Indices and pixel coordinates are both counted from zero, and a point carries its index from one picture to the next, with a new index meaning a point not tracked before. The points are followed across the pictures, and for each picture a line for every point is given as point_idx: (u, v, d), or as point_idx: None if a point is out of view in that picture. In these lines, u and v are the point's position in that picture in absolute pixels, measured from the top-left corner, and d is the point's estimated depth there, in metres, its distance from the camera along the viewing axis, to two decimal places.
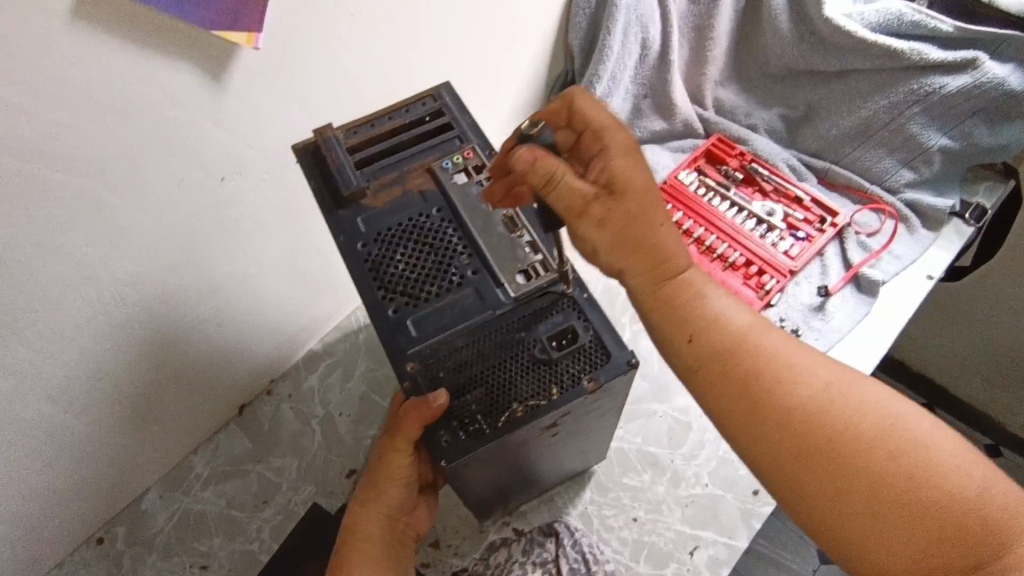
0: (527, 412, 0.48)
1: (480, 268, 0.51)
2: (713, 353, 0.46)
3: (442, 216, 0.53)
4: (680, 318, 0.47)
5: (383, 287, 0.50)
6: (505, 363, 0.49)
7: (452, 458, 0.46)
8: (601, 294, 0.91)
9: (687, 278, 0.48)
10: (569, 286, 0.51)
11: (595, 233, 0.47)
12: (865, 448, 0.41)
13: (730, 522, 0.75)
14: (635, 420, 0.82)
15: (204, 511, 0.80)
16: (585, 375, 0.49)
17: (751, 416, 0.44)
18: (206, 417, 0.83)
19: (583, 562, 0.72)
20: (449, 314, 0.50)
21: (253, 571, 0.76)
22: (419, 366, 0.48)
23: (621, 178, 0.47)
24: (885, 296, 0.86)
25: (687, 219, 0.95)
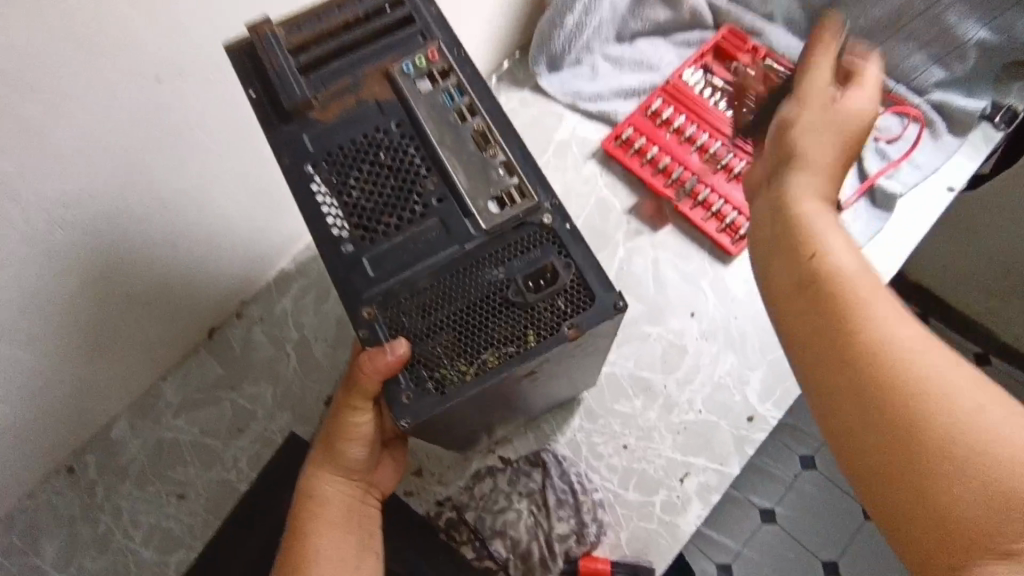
0: (500, 362, 0.43)
1: (446, 196, 0.45)
2: (828, 284, 0.38)
3: (403, 134, 0.46)
4: (789, 233, 0.41)
5: (335, 219, 0.44)
6: (475, 306, 0.44)
7: (414, 414, 0.42)
8: (594, 207, 0.84)
9: (820, 208, 0.42)
10: (549, 219, 0.44)
11: (818, 134, 0.45)
12: (993, 442, 0.31)
13: (722, 448, 0.72)
14: (628, 344, 0.77)
15: (178, 439, 0.77)
16: (566, 321, 0.43)
17: (848, 355, 0.35)
18: (173, 342, 0.78)
19: (572, 492, 0.69)
20: (412, 247, 0.44)
21: (232, 500, 0.74)
22: (378, 311, 0.44)
23: (868, 112, 0.46)
24: (902, 210, 0.80)
25: (690, 125, 0.85)
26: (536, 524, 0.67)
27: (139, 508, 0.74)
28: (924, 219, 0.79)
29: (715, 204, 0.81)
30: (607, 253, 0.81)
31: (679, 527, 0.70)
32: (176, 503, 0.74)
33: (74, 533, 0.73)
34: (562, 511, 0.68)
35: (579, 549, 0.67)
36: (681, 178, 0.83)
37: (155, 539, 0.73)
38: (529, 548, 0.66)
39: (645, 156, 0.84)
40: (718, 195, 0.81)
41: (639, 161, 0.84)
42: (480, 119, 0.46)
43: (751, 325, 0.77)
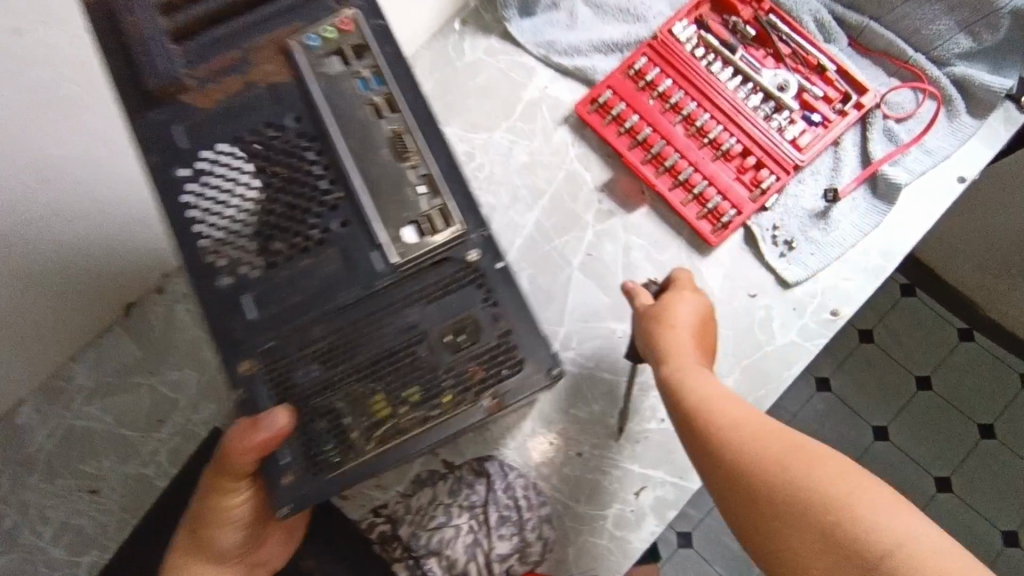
0: (412, 423, 0.40)
1: (351, 220, 0.41)
2: (690, 420, 0.52)
3: (307, 147, 0.41)
4: (675, 396, 0.54)
5: (208, 246, 0.40)
6: (383, 358, 0.40)
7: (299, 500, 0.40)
8: (563, 180, 0.74)
9: (690, 370, 0.55)
10: (475, 254, 0.41)
11: (666, 335, 0.58)
12: (820, 511, 0.44)
13: (683, 460, 0.67)
14: (589, 341, 0.70)
15: (91, 428, 0.70)
16: (485, 387, 0.41)
17: (724, 485, 0.48)
18: (77, 321, 0.69)
19: (516, 509, 0.64)
20: (308, 281, 0.40)
21: (150, 497, 0.68)
22: (259, 365, 0.40)
23: (696, 314, 0.59)
24: (901, 204, 0.70)
25: (677, 90, 0.74)
26: (475, 542, 0.62)
27: (48, 503, 0.68)
28: (929, 213, 0.70)
29: (698, 186, 0.72)
30: (574, 236, 0.73)
31: (630, 544, 0.65)
32: (89, 498, 0.68)
33: None
34: (504, 528, 0.63)
35: (521, 567, 0.63)
36: (662, 154, 0.73)
37: (66, 536, 0.67)
38: (466, 568, 0.62)
39: (623, 125, 0.73)
40: (701, 175, 0.72)
41: (616, 131, 0.74)
42: (399, 116, 0.42)
43: (728, 326, 0.69)
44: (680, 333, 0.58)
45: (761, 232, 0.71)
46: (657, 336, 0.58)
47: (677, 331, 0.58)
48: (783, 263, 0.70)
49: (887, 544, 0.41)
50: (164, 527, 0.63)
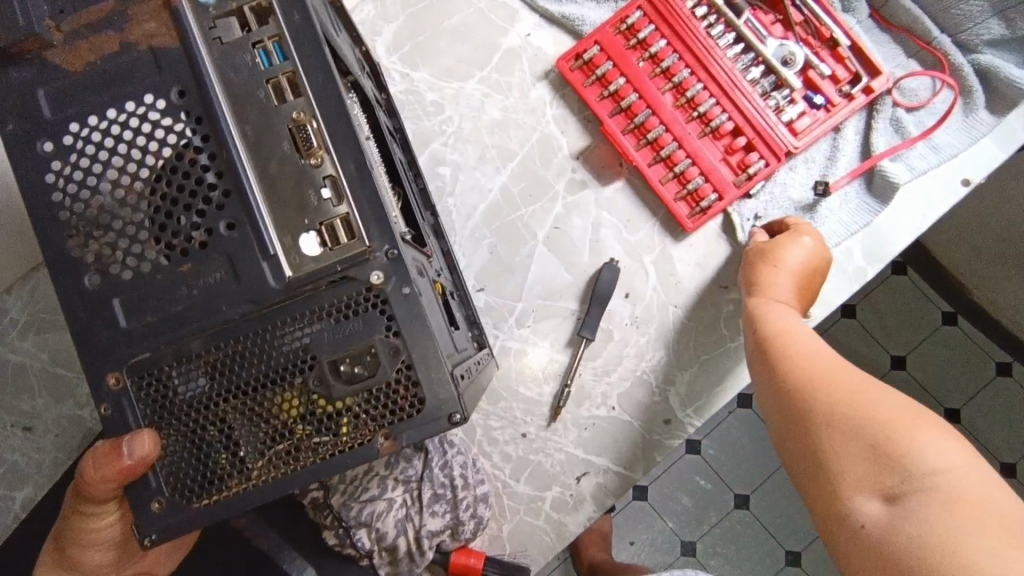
0: (302, 455, 0.37)
1: (238, 221, 0.37)
2: (769, 341, 0.53)
3: (191, 135, 0.37)
4: (754, 326, 0.55)
5: (78, 240, 0.37)
6: (269, 380, 0.37)
7: (164, 530, 0.37)
8: (535, 144, 0.70)
9: (768, 307, 0.56)
10: (380, 277, 0.36)
11: (766, 274, 0.59)
12: (871, 424, 0.42)
13: (630, 450, 0.65)
14: (545, 320, 0.67)
15: (25, 364, 0.67)
16: (378, 427, 0.36)
17: (779, 407, 0.49)
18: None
19: (451, 488, 0.61)
20: (187, 290, 0.37)
21: (84, 439, 0.67)
22: (127, 379, 0.37)
23: (810, 260, 0.59)
24: (895, 203, 0.65)
25: (671, 53, 0.67)
26: (406, 517, 0.61)
27: None
28: (923, 217, 0.65)
29: (680, 164, 0.66)
30: (541, 207, 0.69)
31: (565, 527, 0.64)
32: (23, 436, 0.67)
33: None
34: (438, 506, 0.61)
35: (452, 542, 0.62)
36: (645, 124, 0.67)
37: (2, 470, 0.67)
38: (395, 542, 0.60)
39: (607, 88, 0.68)
40: (684, 152, 0.67)
41: (599, 93, 0.68)
42: (303, 101, 0.37)
43: (691, 318, 0.66)
44: (783, 274, 0.58)
45: (741, 221, 0.66)
46: (757, 274, 0.59)
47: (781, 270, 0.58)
48: None
49: (933, 463, 0.39)
50: None
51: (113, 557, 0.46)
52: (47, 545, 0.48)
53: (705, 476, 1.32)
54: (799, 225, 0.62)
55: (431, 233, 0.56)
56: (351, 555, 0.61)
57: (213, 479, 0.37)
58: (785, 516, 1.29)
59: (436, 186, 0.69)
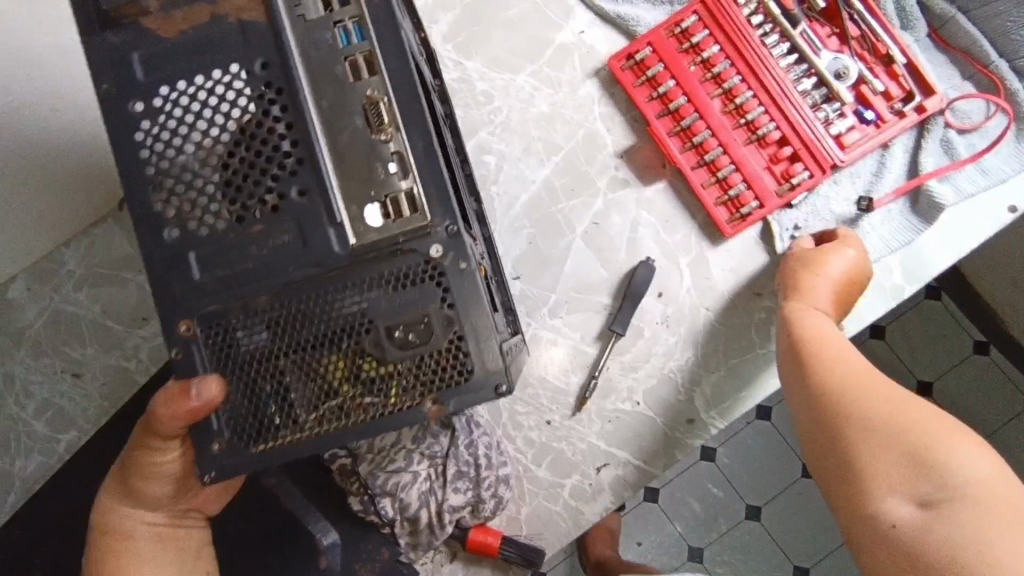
0: (353, 412, 0.39)
1: (309, 189, 0.39)
2: (802, 344, 0.55)
3: (271, 105, 0.39)
4: (789, 326, 0.57)
5: (161, 196, 0.39)
6: (328, 340, 0.39)
7: (222, 470, 0.39)
8: (582, 139, 0.71)
9: (805, 308, 0.58)
10: (439, 251, 0.38)
11: (808, 279, 0.59)
12: (910, 433, 0.45)
13: (651, 446, 0.67)
14: (577, 312, 0.69)
15: (78, 314, 0.71)
16: (428, 393, 0.39)
17: (812, 407, 0.51)
18: (56, 221, 0.70)
19: (475, 466, 0.63)
20: (256, 249, 0.39)
21: (129, 390, 0.70)
22: (196, 328, 0.39)
23: (852, 270, 0.60)
24: (939, 225, 0.65)
25: (724, 59, 0.67)
26: (430, 490, 0.63)
27: (34, 378, 0.70)
28: (965, 240, 0.65)
29: (724, 170, 0.67)
30: (582, 201, 0.70)
31: (582, 516, 0.66)
32: (71, 381, 0.70)
33: None
34: (460, 482, 0.63)
35: (472, 519, 0.64)
36: (692, 128, 0.68)
37: (47, 413, 0.69)
38: (417, 514, 0.62)
39: (656, 89, 0.69)
40: (729, 158, 0.67)
41: (648, 94, 0.69)
42: (378, 80, 0.38)
43: (723, 322, 0.67)
44: (824, 282, 0.59)
45: (780, 230, 0.67)
46: (796, 278, 0.60)
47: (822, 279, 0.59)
48: None
49: (967, 473, 0.42)
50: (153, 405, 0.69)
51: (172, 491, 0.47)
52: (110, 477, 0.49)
53: (717, 483, 1.33)
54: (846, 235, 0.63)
55: (476, 218, 0.58)
56: (373, 522, 0.63)
57: (268, 427, 0.39)
58: (795, 529, 1.30)
59: (481, 174, 0.71)
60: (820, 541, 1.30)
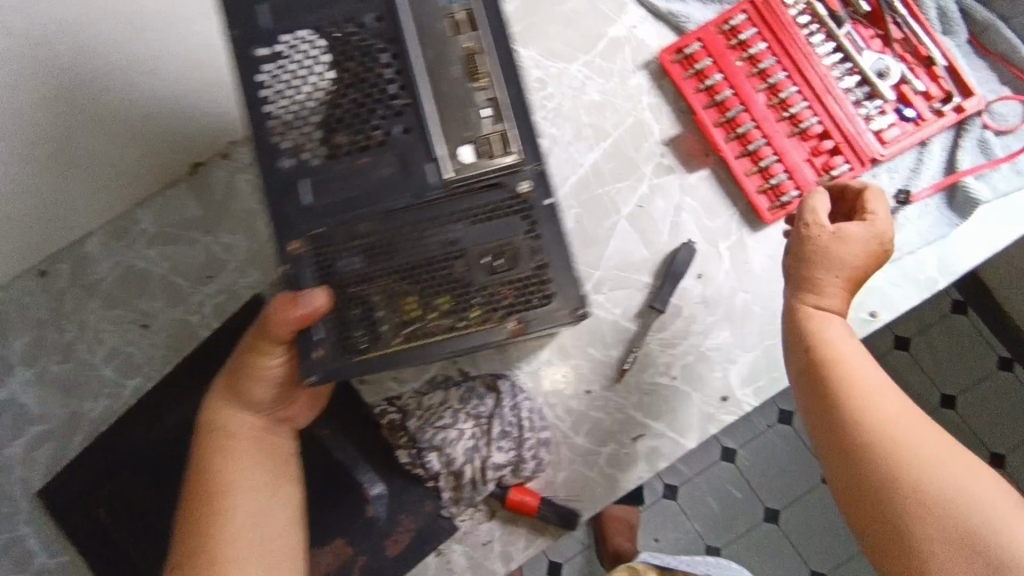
0: (440, 330, 0.45)
1: (410, 128, 0.45)
2: (820, 372, 0.57)
3: (382, 56, 0.45)
4: (807, 342, 0.58)
5: (279, 129, 0.45)
6: (423, 264, 0.45)
7: (324, 373, 0.44)
8: (629, 127, 0.74)
9: (823, 320, 0.59)
10: (526, 186, 0.45)
11: (827, 280, 0.59)
12: (949, 499, 0.50)
13: (685, 419, 0.70)
14: (619, 289, 0.72)
15: (148, 270, 0.75)
16: (511, 313, 0.45)
17: (842, 454, 0.54)
18: (149, 163, 0.74)
19: (518, 428, 0.67)
20: (361, 180, 0.44)
21: (192, 343, 0.74)
22: (306, 246, 0.45)
23: (867, 247, 0.59)
24: (973, 221, 0.68)
25: (769, 56, 0.71)
26: (474, 448, 0.66)
27: (104, 327, 0.74)
28: (998, 237, 0.68)
29: (768, 158, 0.70)
30: (627, 185, 0.73)
31: (617, 482, 0.69)
32: (140, 331, 0.74)
33: (40, 335, 0.74)
34: (503, 442, 0.67)
35: (512, 479, 0.67)
36: (736, 119, 0.71)
37: (115, 359, 0.73)
38: (462, 468, 0.66)
39: (704, 82, 0.72)
40: (772, 148, 0.70)
41: (695, 87, 0.72)
42: (477, 35, 0.44)
43: (761, 305, 0.70)
44: (841, 282, 0.60)
45: None
46: (811, 277, 0.60)
47: (840, 274, 0.59)
48: None
49: (1004, 536, 0.48)
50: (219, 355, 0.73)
51: (273, 396, 0.52)
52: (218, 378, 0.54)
53: (737, 485, 1.34)
54: (868, 209, 0.60)
55: None
56: (419, 475, 0.67)
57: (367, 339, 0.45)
58: (812, 534, 1.32)
59: None
60: (838, 548, 1.31)
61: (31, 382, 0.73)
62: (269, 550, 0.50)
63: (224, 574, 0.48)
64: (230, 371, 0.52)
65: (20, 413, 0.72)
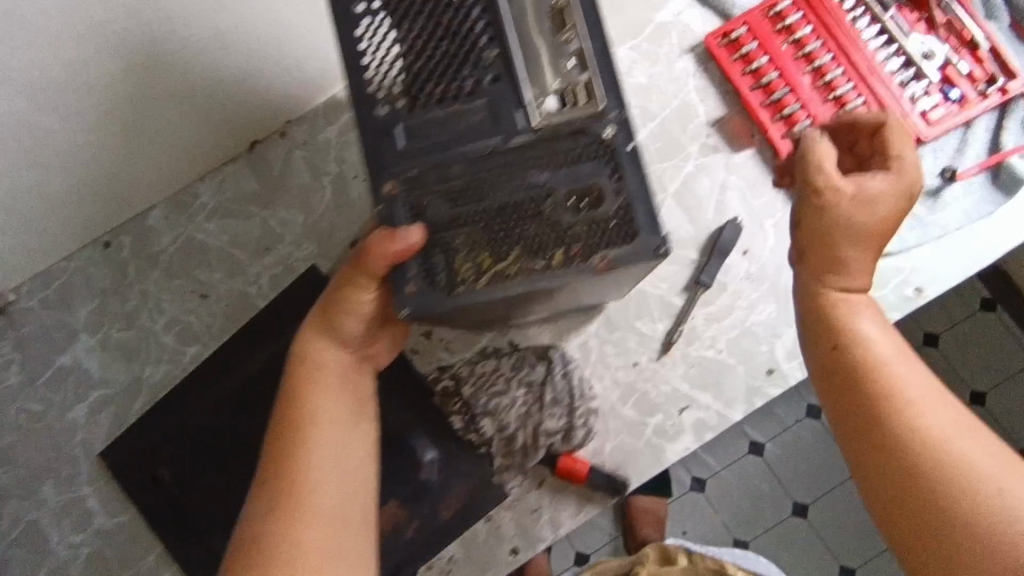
0: (522, 268, 0.49)
1: (500, 77, 0.48)
2: (852, 372, 0.49)
3: (473, 10, 0.48)
4: (828, 325, 0.51)
5: (375, 78, 0.48)
6: (510, 205, 0.49)
7: (416, 306, 0.49)
8: (675, 109, 0.76)
9: (843, 297, 0.52)
10: (610, 132, 0.48)
11: (844, 248, 0.51)
12: (982, 509, 0.42)
13: (731, 392, 0.71)
14: (666, 265, 0.73)
15: (208, 242, 0.78)
16: (596, 251, 0.48)
17: (864, 449, 0.47)
18: (208, 142, 0.76)
19: (569, 395, 0.70)
20: (453, 126, 0.48)
21: (248, 313, 0.76)
22: (399, 189, 0.49)
23: (883, 198, 0.51)
24: (1016, 199, 0.70)
25: (815, 39, 0.73)
26: (526, 414, 0.70)
27: (165, 297, 0.77)
28: None
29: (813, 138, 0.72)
30: (674, 165, 0.75)
31: (664, 452, 0.71)
32: (199, 301, 0.76)
33: (104, 304, 0.77)
34: (555, 409, 0.70)
35: (562, 447, 0.69)
36: (782, 101, 0.73)
37: (176, 328, 0.76)
38: (515, 435, 0.69)
39: (750, 65, 0.74)
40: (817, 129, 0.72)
41: (741, 70, 0.74)
42: None
43: None
44: (868, 255, 0.52)
45: None
46: (832, 253, 0.51)
47: (865, 245, 0.51)
48: None
49: None
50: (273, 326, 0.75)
51: (363, 331, 0.55)
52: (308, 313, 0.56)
53: (765, 479, 1.35)
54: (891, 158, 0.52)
55: None
56: (471, 442, 0.70)
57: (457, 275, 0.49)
58: (840, 529, 1.32)
59: None
60: (866, 544, 1.31)
61: (94, 348, 0.76)
62: (350, 474, 0.52)
63: (310, 499, 0.49)
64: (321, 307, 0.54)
65: (85, 378, 0.75)
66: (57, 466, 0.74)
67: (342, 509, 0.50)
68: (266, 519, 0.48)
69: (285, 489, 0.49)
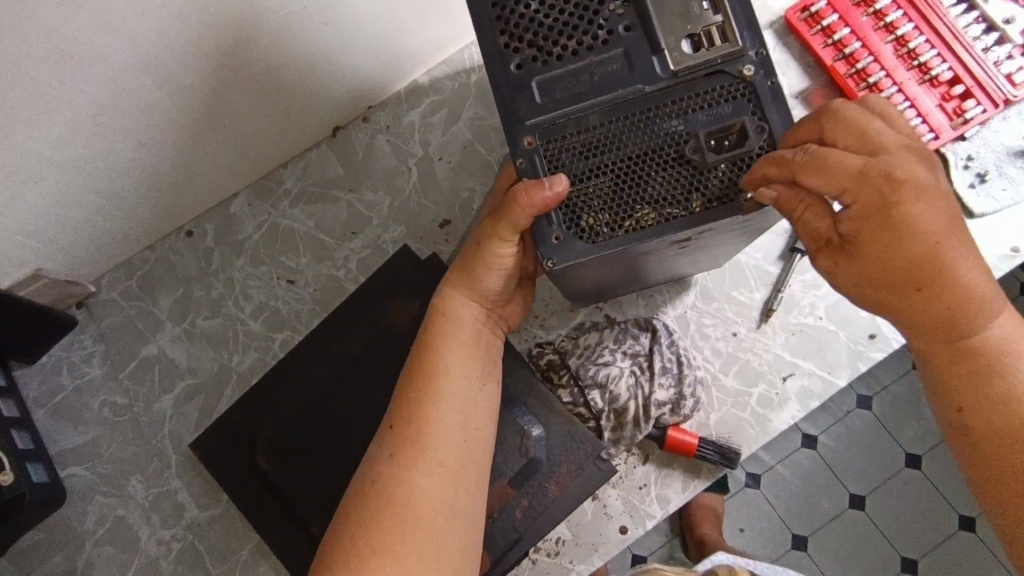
0: (657, 220, 0.49)
1: (634, 26, 0.49)
2: (996, 428, 0.45)
3: None
4: (949, 379, 0.47)
5: (508, 36, 0.49)
6: (649, 154, 0.49)
7: (558, 256, 0.49)
8: None
9: (957, 348, 0.47)
10: (751, 69, 0.48)
11: (903, 301, 0.46)
12: None
13: (834, 358, 0.70)
14: (762, 236, 0.73)
15: (294, 227, 0.77)
16: (743, 194, 0.48)
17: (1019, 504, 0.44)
18: (291, 128, 0.74)
19: (677, 363, 0.70)
20: (589, 76, 0.49)
21: (337, 297, 0.75)
22: (538, 141, 0.49)
23: (866, 239, 0.45)
24: None
25: (896, 8, 0.74)
26: (636, 384, 0.70)
27: (252, 283, 0.76)
28: None
29: (900, 105, 0.72)
30: None
31: (770, 423, 0.69)
32: (287, 287, 0.76)
33: (188, 292, 0.76)
34: (665, 378, 0.70)
35: (671, 418, 0.69)
36: (867, 70, 0.74)
37: (264, 314, 0.75)
38: (627, 405, 0.69)
39: (832, 37, 0.75)
40: (903, 96, 0.73)
41: (822, 42, 0.75)
42: None
43: None
44: (927, 293, 0.45)
45: (954, 159, 0.72)
46: (908, 309, 0.46)
47: (919, 287, 0.45)
48: (972, 192, 0.71)
49: None
50: (358, 308, 0.72)
51: (500, 286, 0.59)
52: (450, 271, 0.61)
53: (821, 472, 1.33)
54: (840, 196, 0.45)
55: None
56: (579, 415, 0.70)
57: (592, 228, 0.49)
58: (902, 524, 1.30)
59: None
60: (925, 535, 1.29)
61: (180, 338, 0.75)
62: (469, 439, 0.55)
63: (423, 462, 0.52)
64: (463, 262, 0.59)
65: (172, 367, 0.74)
66: (144, 460, 0.72)
67: (460, 461, 0.54)
68: (392, 462, 0.52)
69: (403, 431, 0.54)
